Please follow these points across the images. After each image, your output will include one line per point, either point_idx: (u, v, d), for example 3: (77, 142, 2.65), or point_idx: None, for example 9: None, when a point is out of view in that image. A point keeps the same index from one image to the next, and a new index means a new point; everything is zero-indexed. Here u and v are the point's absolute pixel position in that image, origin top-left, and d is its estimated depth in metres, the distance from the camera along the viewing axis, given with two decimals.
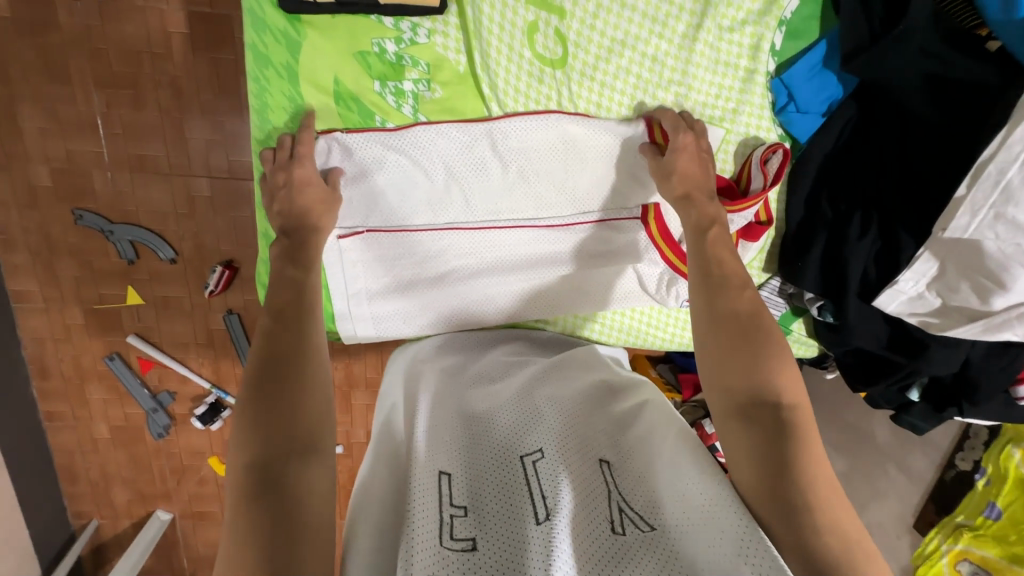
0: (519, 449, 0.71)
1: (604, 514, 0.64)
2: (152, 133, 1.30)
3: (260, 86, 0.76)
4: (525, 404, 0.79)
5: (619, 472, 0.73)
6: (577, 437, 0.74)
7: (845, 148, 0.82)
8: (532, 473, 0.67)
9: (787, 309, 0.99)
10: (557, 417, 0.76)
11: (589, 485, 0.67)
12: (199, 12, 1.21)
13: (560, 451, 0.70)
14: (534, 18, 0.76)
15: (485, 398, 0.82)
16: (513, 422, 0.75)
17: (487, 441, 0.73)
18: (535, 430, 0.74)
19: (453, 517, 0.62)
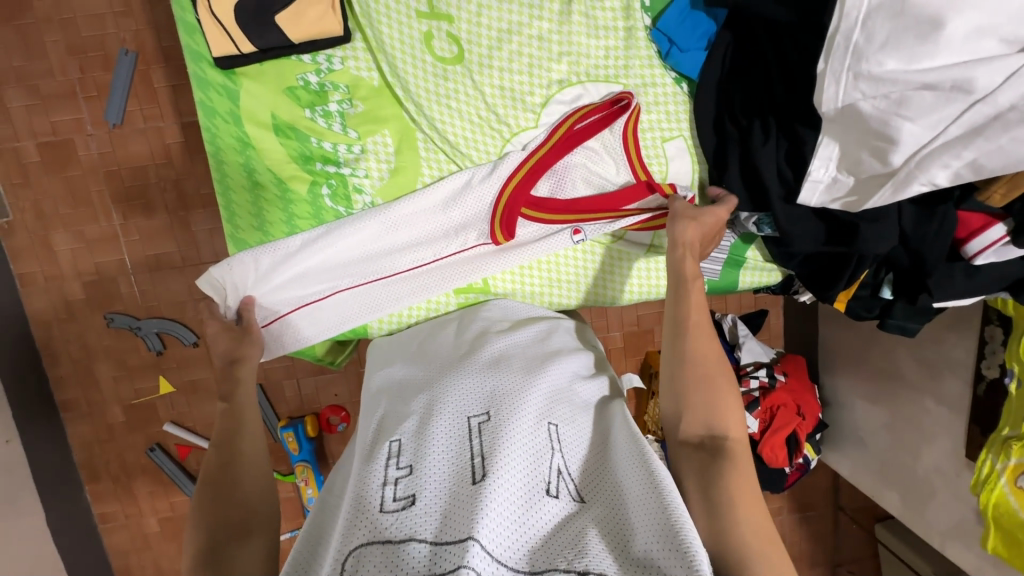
0: (468, 415, 0.74)
1: (542, 474, 0.66)
2: (164, 233, 1.48)
3: (211, 133, 0.90)
4: (481, 373, 0.81)
5: (568, 431, 0.74)
6: (528, 397, 0.75)
7: (732, 71, 0.89)
8: (476, 439, 0.69)
9: (736, 239, 1.01)
10: (511, 387, 0.77)
11: (533, 447, 0.68)
12: (189, 122, 1.43)
13: (505, 414, 0.72)
14: (427, 27, 0.89)
15: (445, 368, 0.85)
16: (467, 390, 0.77)
17: (439, 407, 0.75)
18: (487, 398, 0.76)
19: (400, 482, 0.65)
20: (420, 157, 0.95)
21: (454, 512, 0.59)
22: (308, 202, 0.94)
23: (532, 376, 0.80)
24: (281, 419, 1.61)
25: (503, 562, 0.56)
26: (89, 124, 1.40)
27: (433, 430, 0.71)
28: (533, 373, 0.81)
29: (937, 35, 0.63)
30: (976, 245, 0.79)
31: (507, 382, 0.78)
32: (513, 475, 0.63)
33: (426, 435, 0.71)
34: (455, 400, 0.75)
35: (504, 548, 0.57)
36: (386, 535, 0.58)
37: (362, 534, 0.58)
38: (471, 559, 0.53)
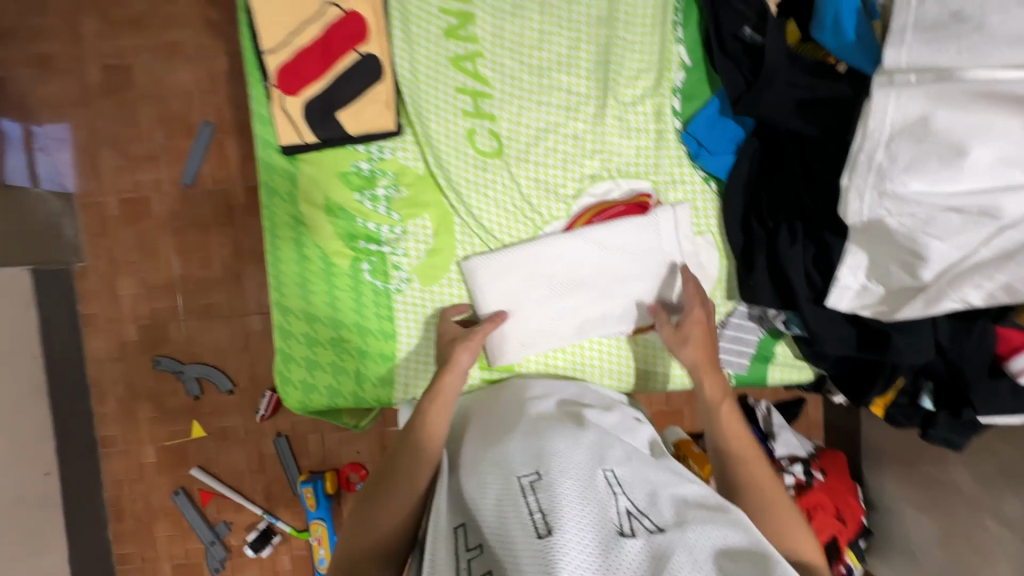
0: (518, 474, 0.75)
1: (613, 521, 0.68)
2: (216, 284, 1.58)
3: (270, 211, 0.99)
4: (522, 431, 0.83)
5: (624, 475, 0.76)
6: (573, 451, 0.77)
7: (759, 174, 0.92)
8: (529, 496, 0.71)
9: (764, 333, 1.00)
10: (553, 442, 0.78)
11: (588, 496, 0.71)
12: (253, 186, 1.56)
13: (552, 472, 0.74)
14: (471, 125, 0.98)
15: (489, 430, 0.86)
16: (512, 450, 0.79)
17: (488, 471, 0.77)
18: (533, 454, 0.77)
19: (471, 560, 0.71)
20: (456, 240, 1.01)
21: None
22: (349, 276, 1.00)
23: (572, 430, 0.81)
24: (303, 472, 1.63)
25: None
26: (165, 184, 1.55)
27: (488, 500, 0.73)
28: (573, 429, 0.82)
29: (961, 162, 0.64)
30: (1019, 363, 0.75)
31: (546, 437, 0.80)
32: (577, 529, 0.66)
33: (481, 504, 0.74)
34: (501, 462, 0.77)
35: None
36: None
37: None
38: None
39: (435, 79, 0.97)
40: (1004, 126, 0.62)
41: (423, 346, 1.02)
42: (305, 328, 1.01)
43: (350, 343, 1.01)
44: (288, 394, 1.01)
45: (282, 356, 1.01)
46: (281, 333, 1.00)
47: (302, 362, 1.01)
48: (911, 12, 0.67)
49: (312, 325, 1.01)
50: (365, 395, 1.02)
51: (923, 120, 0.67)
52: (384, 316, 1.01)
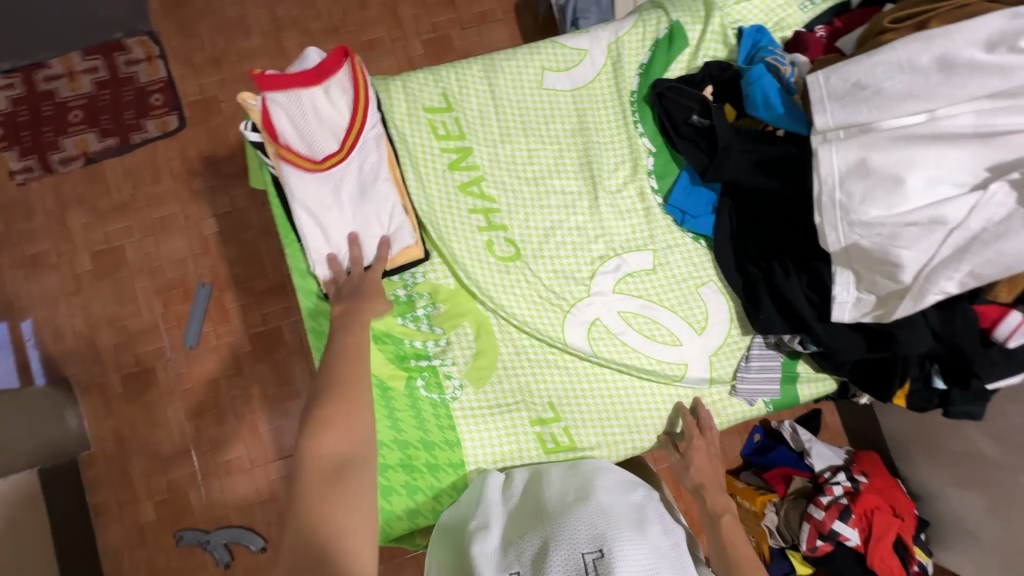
0: (583, 550, 0.82)
1: None
2: (233, 439, 1.55)
3: (321, 351, 1.05)
4: (597, 509, 0.88)
5: None
6: (637, 556, 0.82)
7: (740, 225, 1.09)
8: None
9: (783, 357, 1.12)
10: (625, 534, 0.85)
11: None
12: (257, 333, 1.61)
13: (617, 563, 0.80)
14: (488, 238, 1.11)
15: (557, 500, 0.93)
16: (585, 523, 0.86)
17: (558, 534, 0.85)
18: (602, 536, 0.84)
19: None
20: (497, 339, 1.10)
21: None
22: (406, 396, 1.07)
23: (639, 529, 0.88)
24: None
25: None
26: (168, 350, 1.57)
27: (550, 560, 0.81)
28: (637, 525, 0.88)
29: (901, 188, 0.82)
30: (1004, 330, 0.90)
31: (619, 528, 0.86)
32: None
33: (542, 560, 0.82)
34: (567, 534, 0.84)
35: None
36: None
37: None
38: None
39: (450, 205, 1.12)
40: (922, 157, 0.81)
41: (489, 446, 1.07)
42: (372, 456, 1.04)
43: (418, 460, 1.05)
44: None
45: None
46: None
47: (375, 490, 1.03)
48: (823, 88, 0.88)
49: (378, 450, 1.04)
50: (443, 508, 1.05)
51: (862, 161, 0.85)
52: (446, 426, 1.06)
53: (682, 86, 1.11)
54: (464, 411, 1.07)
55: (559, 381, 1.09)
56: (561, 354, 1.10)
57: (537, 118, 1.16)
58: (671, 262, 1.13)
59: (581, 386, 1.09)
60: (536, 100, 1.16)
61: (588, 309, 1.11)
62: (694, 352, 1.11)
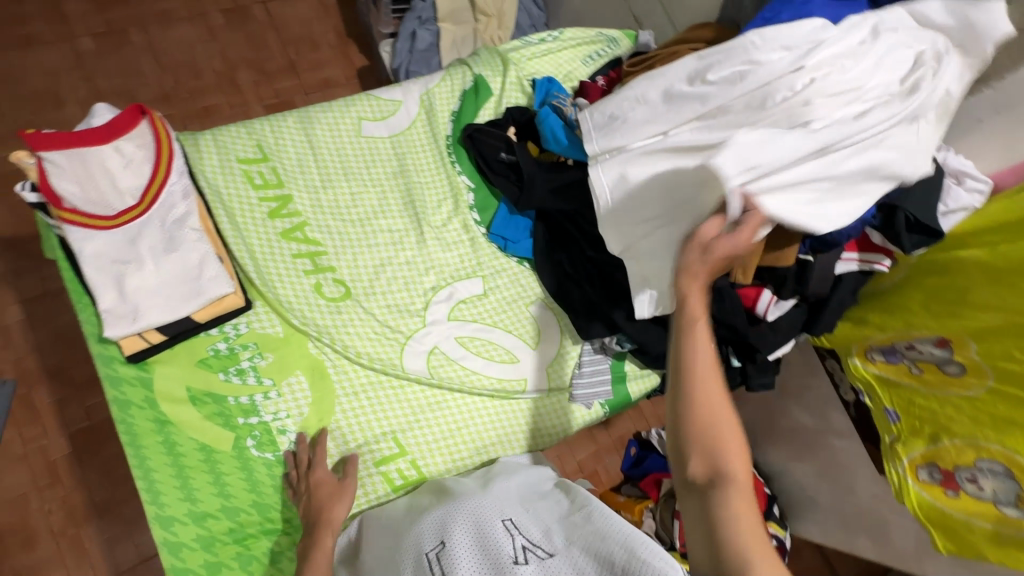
0: (426, 551, 0.82)
1: (509, 556, 0.79)
2: (48, 563, 1.30)
3: (126, 423, 0.96)
4: (433, 506, 0.92)
5: (523, 519, 0.87)
6: (474, 513, 0.86)
7: (554, 245, 1.20)
8: (437, 566, 0.79)
9: (611, 359, 1.22)
10: (457, 509, 0.88)
11: (486, 540, 0.81)
12: (79, 430, 1.39)
13: (456, 537, 0.82)
14: (316, 280, 1.11)
15: (399, 527, 0.91)
16: (420, 530, 0.86)
17: (400, 555, 0.85)
18: (439, 527, 0.85)
19: None
20: (333, 381, 1.07)
21: None
22: (234, 458, 0.98)
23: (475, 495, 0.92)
24: None
25: None
26: None
27: None
28: (473, 493, 0.92)
29: (656, 198, 0.98)
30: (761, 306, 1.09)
31: (453, 507, 0.88)
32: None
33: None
34: (412, 541, 0.85)
35: None
36: None
37: None
38: None
39: (273, 253, 1.10)
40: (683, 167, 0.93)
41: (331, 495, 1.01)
42: (196, 531, 0.94)
43: (252, 526, 0.97)
44: None
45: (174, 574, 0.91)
46: (167, 547, 0.92)
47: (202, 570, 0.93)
48: (589, 122, 1.05)
49: (202, 524, 0.95)
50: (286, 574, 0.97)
51: (624, 177, 1.00)
52: (279, 483, 0.99)
53: (489, 129, 1.24)
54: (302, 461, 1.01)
55: (403, 413, 1.09)
56: (401, 386, 1.10)
57: (359, 164, 1.21)
58: (501, 284, 1.21)
59: (425, 415, 1.10)
60: (356, 147, 1.22)
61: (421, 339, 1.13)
62: (531, 366, 1.17)
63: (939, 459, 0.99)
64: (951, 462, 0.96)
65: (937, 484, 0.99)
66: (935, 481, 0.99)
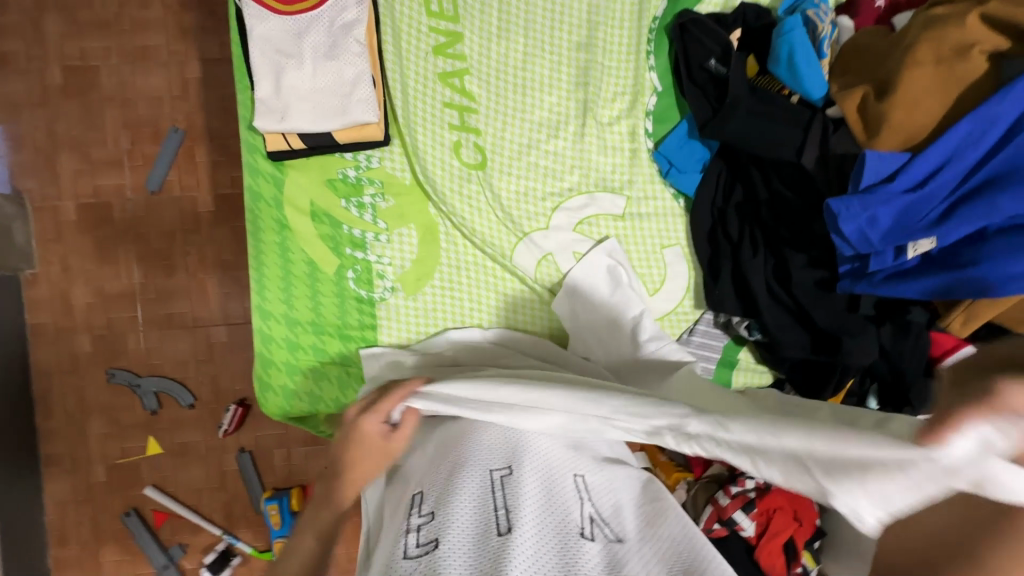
0: (488, 464, 0.73)
1: (572, 522, 0.67)
2: (179, 293, 1.52)
3: (254, 215, 0.99)
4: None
5: (596, 480, 0.75)
6: (544, 451, 0.75)
7: (725, 193, 1.00)
8: (496, 493, 0.69)
9: (727, 339, 1.07)
10: (531, 435, 0.77)
11: (551, 495, 0.70)
12: (222, 194, 1.53)
13: (524, 469, 0.72)
14: (457, 138, 1.02)
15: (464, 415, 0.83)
16: (490, 437, 0.76)
17: (461, 453, 0.76)
18: (509, 446, 0.75)
19: (423, 528, 0.67)
20: (440, 249, 1.04)
21: (478, 566, 0.61)
22: (334, 283, 1.01)
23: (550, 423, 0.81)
24: (266, 490, 1.54)
25: None
26: (129, 189, 1.51)
27: (460, 482, 0.71)
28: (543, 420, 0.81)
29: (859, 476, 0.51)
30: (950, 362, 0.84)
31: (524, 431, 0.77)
32: (531, 532, 0.65)
33: (446, 480, 0.73)
34: (477, 448, 0.75)
35: None
36: None
37: None
38: None
39: (424, 94, 1.01)
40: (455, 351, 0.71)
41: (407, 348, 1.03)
42: (286, 333, 1.00)
43: (332, 347, 1.01)
44: (267, 399, 1.00)
45: (262, 361, 1.00)
46: (261, 336, 1.00)
47: (282, 366, 1.00)
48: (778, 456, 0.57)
49: (292, 329, 1.01)
50: (347, 400, 1.02)
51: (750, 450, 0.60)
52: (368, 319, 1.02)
53: (711, 23, 0.98)
54: (391, 311, 1.02)
55: (498, 305, 1.04)
56: (506, 276, 1.04)
57: (544, 24, 1.04)
58: (648, 212, 1.05)
59: (516, 315, 1.04)
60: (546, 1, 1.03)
61: (542, 242, 1.03)
62: None
63: None
64: None
65: None
66: None
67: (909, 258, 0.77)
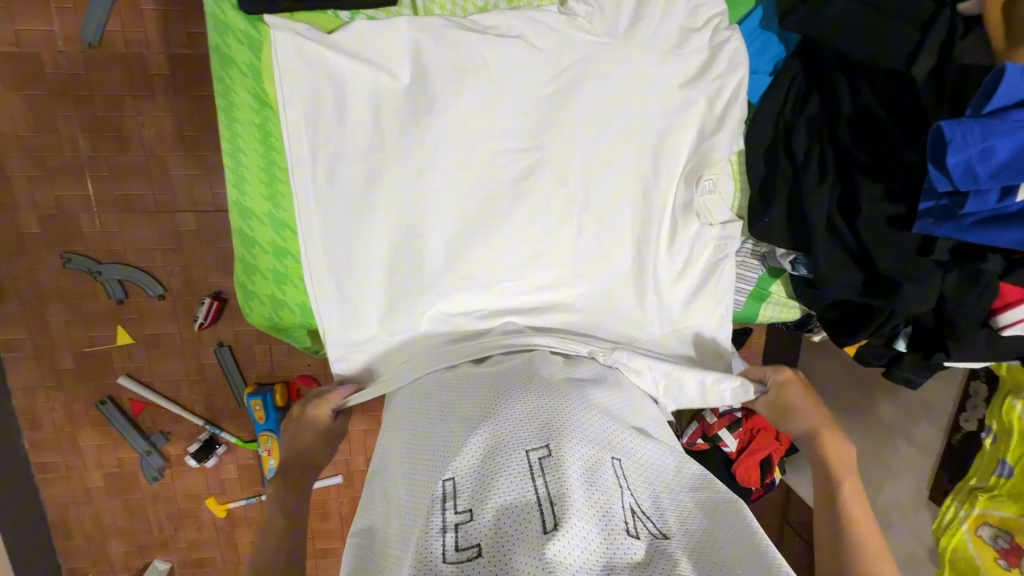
0: (524, 449, 0.69)
1: (618, 514, 0.64)
2: (136, 172, 1.29)
3: (225, 86, 0.79)
4: (531, 391, 0.76)
5: (634, 462, 0.73)
6: (584, 433, 0.71)
7: (796, 103, 0.85)
8: (537, 480, 0.65)
9: (764, 271, 0.99)
10: (568, 416, 0.73)
11: (594, 482, 0.66)
12: (178, 54, 1.23)
13: (566, 454, 0.67)
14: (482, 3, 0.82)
15: (490, 387, 0.79)
16: (521, 418, 0.72)
17: (493, 438, 0.71)
18: (545, 428, 0.71)
19: (460, 527, 0.63)
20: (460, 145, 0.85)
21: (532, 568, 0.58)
22: None
23: (585, 402, 0.76)
24: (249, 385, 1.48)
25: None
26: (61, 40, 1.19)
27: (495, 473, 0.67)
28: (578, 398, 0.76)
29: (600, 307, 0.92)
30: (1006, 318, 0.78)
31: (560, 412, 0.73)
32: (581, 531, 0.61)
33: (479, 470, 0.68)
34: (510, 432, 0.71)
35: None
36: None
37: None
38: None
39: None
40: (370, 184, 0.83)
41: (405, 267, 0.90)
42: (270, 236, 0.86)
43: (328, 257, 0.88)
44: (251, 309, 0.89)
45: (244, 266, 0.87)
46: (241, 238, 0.86)
47: (268, 274, 0.88)
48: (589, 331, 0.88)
49: (279, 232, 0.86)
50: None
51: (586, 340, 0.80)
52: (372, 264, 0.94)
53: None
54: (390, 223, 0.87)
55: None
56: None
57: None
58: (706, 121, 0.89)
59: None
60: None
61: (569, 166, 0.87)
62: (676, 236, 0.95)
63: (1018, 532, 1.13)
64: None
65: (995, 547, 1.16)
66: (995, 545, 1.16)
67: (1017, 199, 0.66)
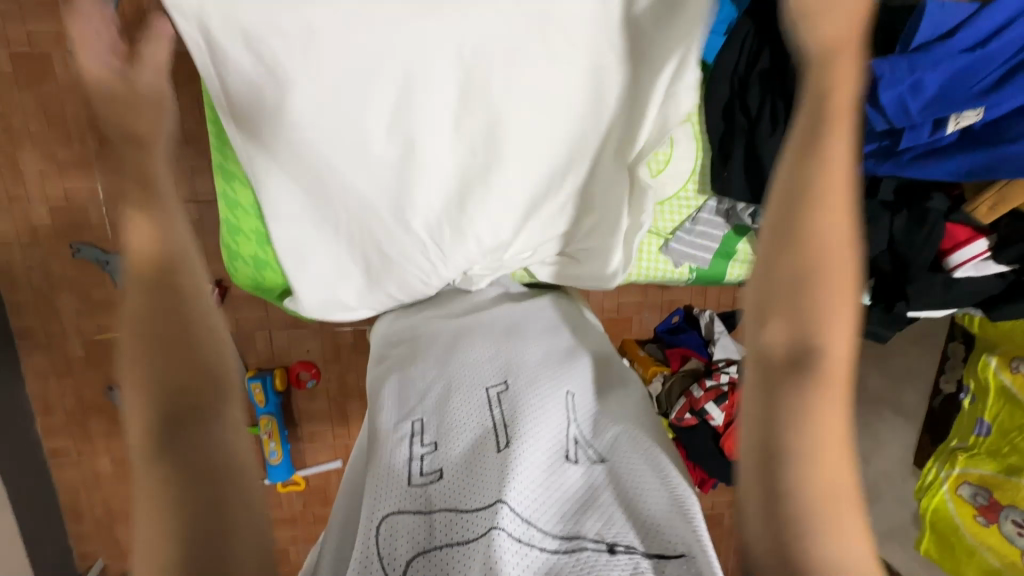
0: (484, 388, 0.75)
1: (566, 438, 0.69)
2: None
3: None
4: (493, 342, 0.83)
5: (586, 400, 0.78)
6: (537, 372, 0.77)
7: (750, 60, 0.88)
8: (493, 409, 0.71)
9: (729, 230, 1.03)
10: (523, 360, 0.79)
11: (545, 410, 0.71)
12: (178, 50, 1.29)
13: (520, 388, 0.73)
14: None
15: (456, 341, 0.85)
16: (480, 363, 0.79)
17: (456, 379, 0.76)
18: (502, 370, 0.78)
19: (423, 454, 0.67)
20: None
21: (482, 479, 0.62)
22: None
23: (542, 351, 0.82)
24: (250, 369, 1.54)
25: (532, 524, 0.59)
26: (67, 38, 1.25)
27: (455, 406, 0.72)
28: (533, 346, 0.83)
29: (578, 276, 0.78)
30: (958, 257, 0.81)
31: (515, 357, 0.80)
32: (532, 450, 0.65)
33: (443, 407, 0.73)
34: (472, 373, 0.77)
35: (533, 510, 0.60)
36: (414, 507, 0.60)
37: (391, 510, 0.59)
38: (501, 522, 0.56)
39: None
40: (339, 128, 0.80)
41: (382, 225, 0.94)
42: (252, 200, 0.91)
43: None
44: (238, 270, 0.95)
45: (228, 229, 0.92)
46: (226, 202, 0.91)
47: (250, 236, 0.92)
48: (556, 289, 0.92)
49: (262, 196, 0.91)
50: None
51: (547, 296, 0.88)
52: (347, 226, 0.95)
53: None
54: None
55: None
56: None
57: None
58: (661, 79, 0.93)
59: None
60: None
61: None
62: None
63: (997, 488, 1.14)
64: (1007, 497, 1.11)
65: (974, 505, 1.17)
66: (974, 503, 1.17)
67: (948, 132, 0.70)
